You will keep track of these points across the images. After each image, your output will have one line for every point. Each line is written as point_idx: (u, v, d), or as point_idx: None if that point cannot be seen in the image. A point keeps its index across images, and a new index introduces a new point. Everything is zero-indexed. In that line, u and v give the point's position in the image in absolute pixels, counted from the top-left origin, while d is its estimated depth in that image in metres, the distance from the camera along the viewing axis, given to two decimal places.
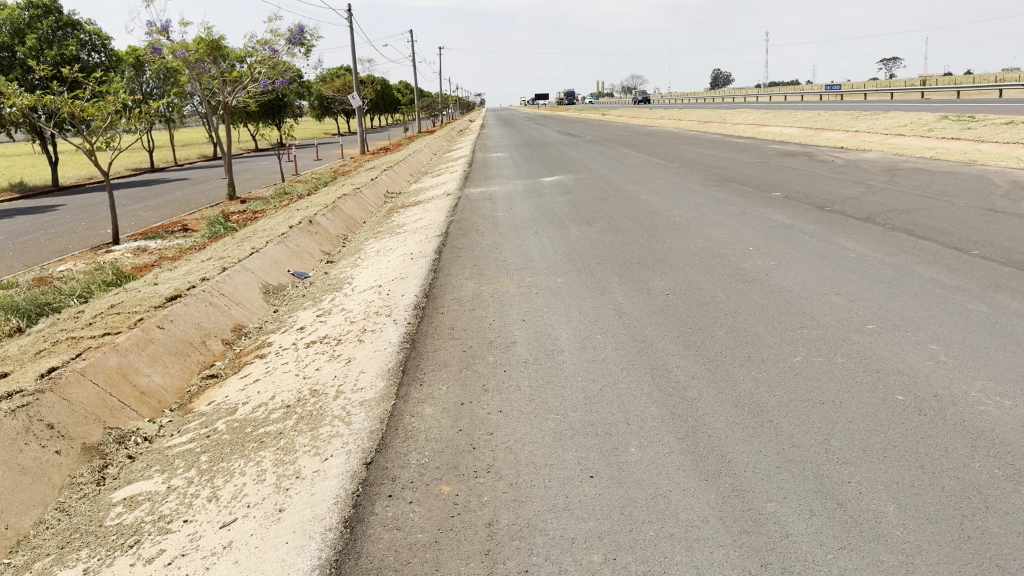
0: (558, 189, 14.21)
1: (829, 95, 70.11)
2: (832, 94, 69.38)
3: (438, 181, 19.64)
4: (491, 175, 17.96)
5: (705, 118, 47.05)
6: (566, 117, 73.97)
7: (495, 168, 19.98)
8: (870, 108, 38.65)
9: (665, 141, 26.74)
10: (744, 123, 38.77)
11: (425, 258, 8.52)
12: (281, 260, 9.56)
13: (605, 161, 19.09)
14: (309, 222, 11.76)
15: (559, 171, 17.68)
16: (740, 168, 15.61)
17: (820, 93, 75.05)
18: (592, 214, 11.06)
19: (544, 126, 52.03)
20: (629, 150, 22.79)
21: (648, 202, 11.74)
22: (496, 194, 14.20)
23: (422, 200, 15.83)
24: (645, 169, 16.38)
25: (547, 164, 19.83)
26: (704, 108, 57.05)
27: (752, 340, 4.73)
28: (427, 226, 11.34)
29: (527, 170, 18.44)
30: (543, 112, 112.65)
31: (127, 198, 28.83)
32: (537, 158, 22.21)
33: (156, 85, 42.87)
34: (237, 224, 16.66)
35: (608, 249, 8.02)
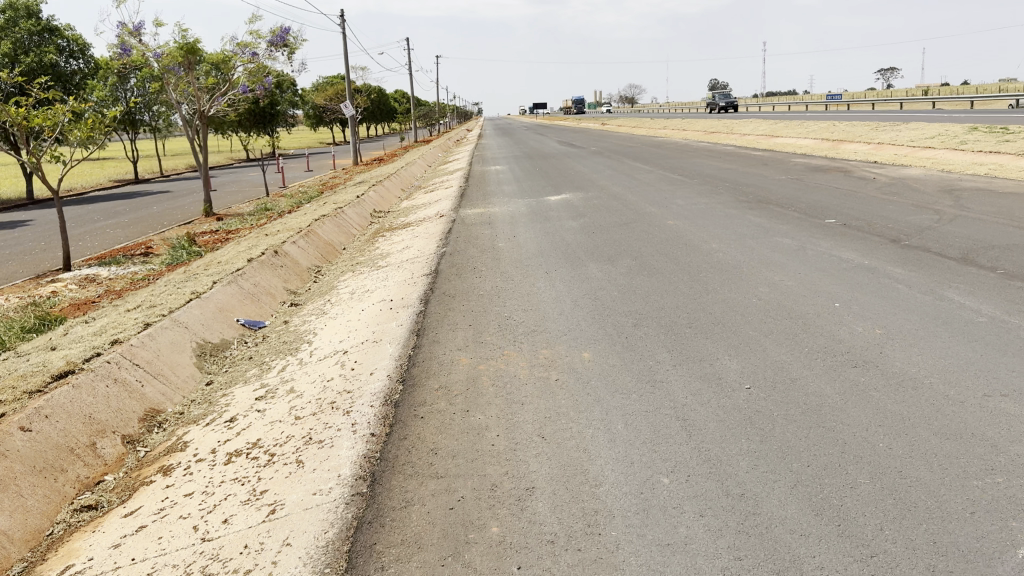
0: (568, 210, 12.41)
1: (835, 105, 68.53)
2: (838, 104, 67.60)
3: (433, 198, 17.80)
4: (489, 193, 16.14)
5: (712, 128, 45.21)
6: (565, 127, 72.33)
7: (495, 183, 18.16)
8: (886, 118, 36.94)
9: (677, 153, 24.98)
10: (755, 134, 36.90)
11: (406, 310, 6.65)
12: (230, 307, 7.70)
13: (615, 177, 17.29)
14: (274, 253, 9.88)
15: (566, 187, 15.90)
16: (772, 187, 13.81)
17: (824, 103, 73.58)
18: (610, 240, 9.27)
19: (544, 136, 50.20)
20: (640, 163, 20.98)
21: (677, 229, 9.91)
22: (497, 216, 12.39)
23: (412, 222, 13.97)
24: (664, 187, 14.59)
25: (551, 179, 18.04)
26: (709, 117, 55.22)
27: (927, 515, 2.87)
28: (413, 258, 9.47)
29: (530, 187, 16.63)
30: (541, 121, 110.64)
31: (99, 212, 26.88)
32: (540, 172, 20.40)
33: (140, 93, 40.83)
34: (203, 248, 14.75)
35: (645, 299, 6.21)
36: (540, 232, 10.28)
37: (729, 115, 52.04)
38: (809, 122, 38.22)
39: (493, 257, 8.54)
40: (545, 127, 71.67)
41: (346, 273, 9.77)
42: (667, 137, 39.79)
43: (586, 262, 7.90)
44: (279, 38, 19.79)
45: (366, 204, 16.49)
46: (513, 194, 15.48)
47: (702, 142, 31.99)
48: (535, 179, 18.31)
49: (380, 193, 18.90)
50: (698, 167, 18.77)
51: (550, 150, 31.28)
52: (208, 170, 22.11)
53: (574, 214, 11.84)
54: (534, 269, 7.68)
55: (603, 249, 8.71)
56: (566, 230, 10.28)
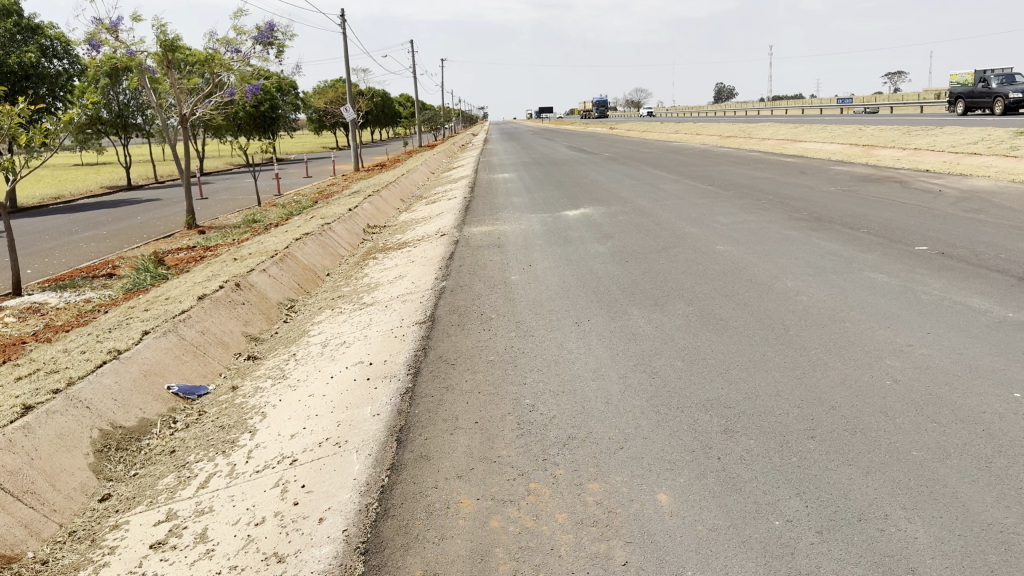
0: (591, 228, 10.58)
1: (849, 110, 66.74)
2: (854, 107, 65.78)
3: (434, 211, 15.94)
4: (496, 205, 14.32)
5: (729, 132, 43.31)
6: (573, 131, 70.59)
7: (504, 194, 16.33)
8: (914, 122, 35.13)
9: (700, 159, 23.14)
10: (776, 139, 35.04)
11: (388, 385, 4.81)
12: (160, 370, 5.86)
13: (638, 188, 15.46)
14: (235, 286, 8.06)
15: (583, 199, 14.09)
16: (826, 201, 11.94)
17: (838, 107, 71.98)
18: (652, 271, 7.42)
19: (553, 141, 48.37)
20: (662, 171, 19.12)
21: (729, 255, 8.08)
22: (508, 235, 10.55)
23: (409, 241, 12.10)
24: (698, 201, 12.73)
25: (566, 189, 16.20)
26: (724, 121, 53.30)
27: None
28: (405, 294, 7.62)
29: (542, 199, 14.81)
30: (549, 125, 108.81)
31: (79, 223, 25.17)
32: (553, 180, 18.56)
33: (131, 97, 39.14)
34: (172, 269, 12.96)
35: (726, 377, 4.35)
36: (560, 258, 8.46)
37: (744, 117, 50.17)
38: (834, 126, 36.25)
39: (506, 296, 6.72)
40: (553, 132, 69.92)
41: (323, 313, 7.92)
42: (682, 142, 37.88)
43: (627, 306, 6.07)
44: (266, 34, 18.04)
45: (359, 218, 14.66)
46: (524, 207, 13.64)
47: (723, 147, 30.07)
48: (547, 189, 16.48)
49: (376, 203, 17.08)
50: (729, 175, 16.95)
51: (560, 156, 29.39)
52: (190, 179, 20.35)
53: (598, 233, 9.99)
54: (560, 317, 5.84)
55: (647, 283, 6.88)
56: (594, 256, 8.44)
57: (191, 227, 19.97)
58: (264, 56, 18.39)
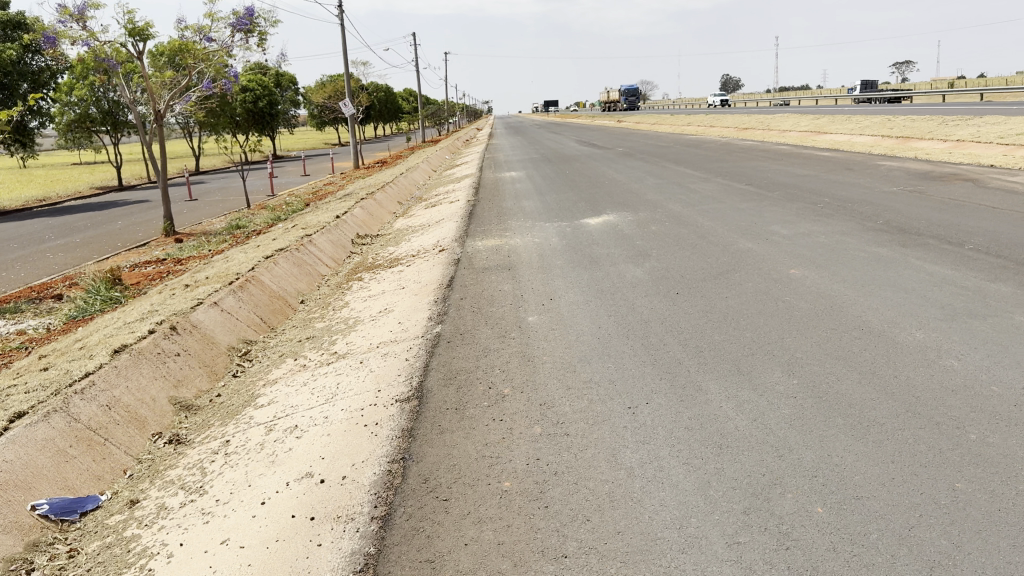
0: (621, 241, 8.74)
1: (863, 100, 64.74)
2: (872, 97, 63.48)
3: (434, 217, 14.06)
4: (505, 211, 12.47)
5: (747, 125, 41.23)
6: (582, 124, 68.63)
7: (512, 197, 14.49)
8: (945, 112, 33.14)
9: (725, 154, 21.26)
10: (799, 131, 33.09)
11: (340, 539, 2.96)
12: (24, 479, 4.05)
13: (665, 189, 13.60)
14: (170, 331, 6.23)
15: (603, 204, 12.23)
16: (896, 206, 10.06)
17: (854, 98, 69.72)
18: (715, 310, 5.59)
19: (561, 135, 46.36)
20: (688, 168, 17.22)
21: (809, 282, 6.25)
22: (521, 251, 8.72)
23: (402, 256, 10.22)
24: (741, 205, 10.87)
25: (583, 191, 14.35)
26: (739, 113, 51.12)
27: None
28: (389, 341, 5.76)
29: (556, 203, 12.96)
30: (555, 119, 106.63)
31: (55, 228, 23.43)
32: (566, 180, 16.71)
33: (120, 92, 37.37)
34: (129, 291, 11.16)
35: (913, 555, 2.53)
36: (589, 286, 6.64)
37: (761, 108, 48.01)
38: (861, 117, 34.14)
39: (522, 353, 4.89)
40: (560, 126, 68.09)
41: (282, 366, 6.07)
42: (698, 136, 35.82)
43: (697, 374, 4.24)
44: (243, 21, 16.24)
45: (348, 227, 12.80)
46: (537, 213, 11.81)
47: (746, 140, 28.06)
48: (561, 191, 14.63)
49: (369, 208, 15.19)
50: (766, 173, 15.09)
51: (571, 151, 27.49)
52: (167, 181, 18.54)
53: (630, 250, 8.15)
54: (604, 395, 4.02)
55: (715, 332, 5.04)
56: (630, 284, 6.61)
57: (169, 234, 18.19)
58: (243, 45, 16.58)
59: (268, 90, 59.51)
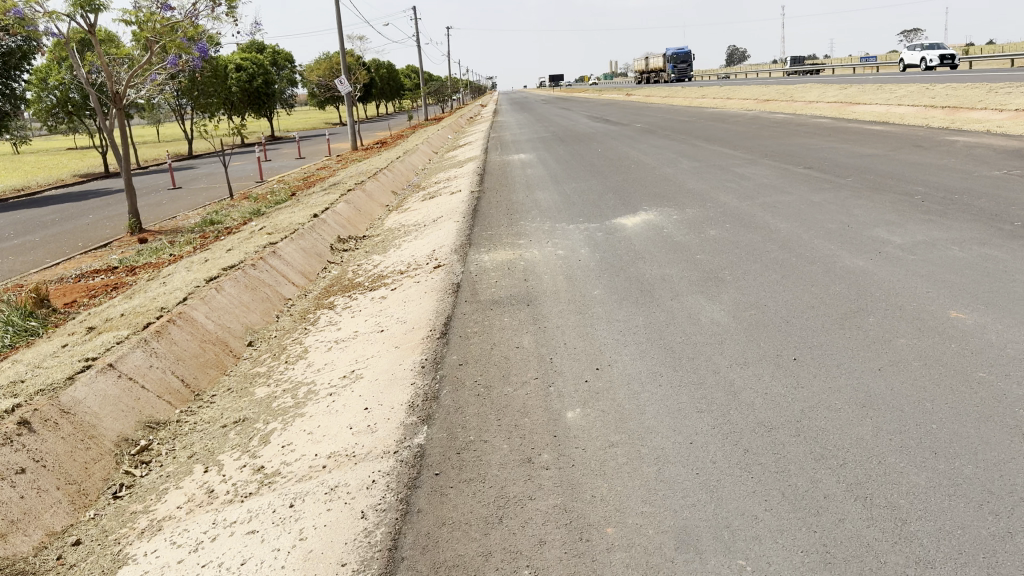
0: (674, 254, 6.58)
1: (884, 68, 61.91)
2: (894, 64, 60.61)
3: (431, 212, 11.83)
4: (515, 207, 10.25)
5: (769, 96, 38.58)
6: (591, 98, 66.07)
7: (523, 187, 12.27)
8: (987, 78, 30.64)
9: (760, 129, 18.97)
10: (829, 102, 30.69)
11: None
12: None
13: (706, 174, 11.38)
14: (19, 430, 4.09)
15: (636, 196, 10.03)
16: (1020, 196, 7.83)
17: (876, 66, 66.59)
18: (872, 398, 3.44)
19: (569, 110, 43.77)
20: (724, 147, 14.92)
21: (993, 336, 4.06)
22: (541, 268, 6.55)
23: (385, 272, 8.04)
24: (816, 197, 8.63)
25: (607, 178, 12.14)
26: (756, 84, 48.65)
27: None
28: (341, 452, 3.59)
29: (578, 195, 10.76)
30: (561, 94, 103.30)
31: (21, 223, 21.43)
32: (584, 164, 14.48)
33: None
34: (54, 315, 9.07)
35: None
36: (648, 336, 4.49)
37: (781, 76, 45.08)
38: (897, 85, 31.47)
39: (564, 504, 2.77)
40: (568, 101, 65.59)
41: (183, 487, 3.95)
42: (721, 109, 33.33)
43: None
44: None
45: (327, 228, 10.60)
46: (556, 210, 9.61)
47: (776, 112, 25.55)
48: (581, 179, 12.41)
49: (355, 200, 12.97)
50: (822, 151, 12.87)
51: (584, 129, 25.11)
52: (130, 174, 16.35)
53: (691, 269, 5.99)
54: None
55: (903, 462, 2.89)
56: (710, 333, 4.46)
57: (134, 234, 16.06)
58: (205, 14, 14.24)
59: (263, 68, 57.23)
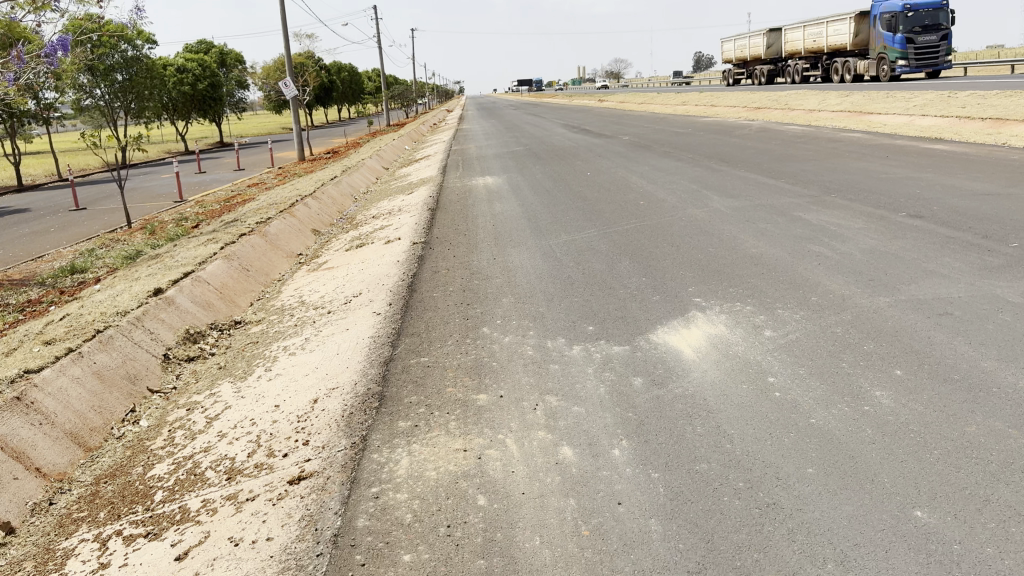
0: (854, 496, 2.73)
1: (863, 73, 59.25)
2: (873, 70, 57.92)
3: (348, 279, 7.75)
4: (477, 285, 6.29)
5: (761, 104, 35.07)
6: (561, 104, 62.60)
7: (487, 238, 8.32)
8: (1005, 85, 27.57)
9: (781, 146, 15.39)
10: (833, 111, 27.37)
11: None
12: None
13: (766, 224, 7.56)
14: None
15: (672, 269, 6.14)
16: None
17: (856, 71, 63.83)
18: None
19: (539, 118, 39.86)
20: (758, 175, 11.12)
21: None
22: (530, 538, 2.64)
23: (209, 459, 4.01)
24: (1002, 291, 4.87)
25: (614, 226, 8.26)
26: (739, 90, 45.55)
27: None
28: None
29: (577, 261, 6.81)
30: (530, 100, 98.92)
31: None
32: (573, 197, 10.58)
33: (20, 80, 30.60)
34: None
35: None
36: None
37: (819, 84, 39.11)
38: (910, 93, 28.08)
39: None
40: (538, 106, 62.11)
41: None
42: (711, 118, 29.86)
43: None
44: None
45: (169, 319, 6.54)
46: (546, 298, 5.67)
47: (783, 123, 22.01)
48: (570, 225, 8.52)
49: (242, 252, 8.91)
50: (903, 185, 9.21)
51: (561, 142, 21.27)
52: None
53: None
54: None
55: None
56: None
57: None
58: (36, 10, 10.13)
59: (209, 70, 52.87)
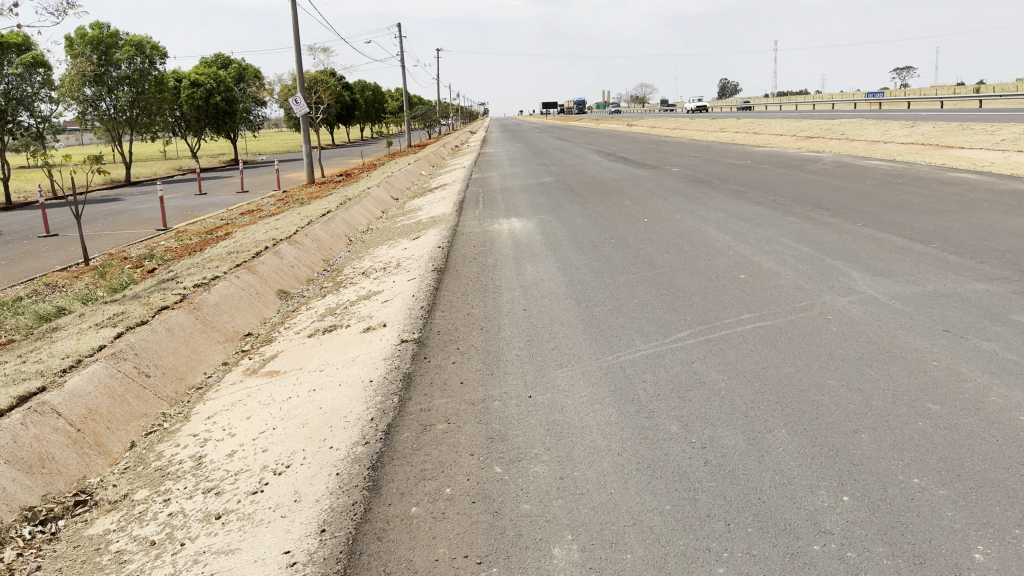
0: None
1: (898, 104, 56.32)
2: (903, 103, 54.87)
3: (284, 414, 4.67)
4: (503, 477, 3.24)
5: (813, 133, 32.12)
6: (587, 129, 59.89)
7: (518, 338, 5.29)
8: None
9: (882, 188, 12.36)
10: (904, 142, 24.23)
11: None
12: None
13: (989, 343, 4.55)
14: None
15: (894, 472, 3.10)
16: None
17: (888, 99, 61.08)
18: None
19: (567, 143, 37.05)
20: (890, 236, 8.13)
21: None
22: None
23: None
24: None
25: (721, 325, 5.23)
26: (781, 118, 42.62)
27: None
28: None
29: (686, 416, 3.77)
30: (554, 122, 96.58)
31: None
32: (637, 261, 7.57)
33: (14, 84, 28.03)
34: None
35: None
36: None
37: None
38: (990, 124, 24.90)
39: None
40: (564, 131, 59.46)
41: None
42: (762, 147, 26.87)
43: None
44: None
45: None
46: (657, 550, 2.64)
47: (858, 156, 18.95)
48: (650, 320, 5.49)
49: (143, 345, 5.91)
50: None
51: (599, 173, 18.31)
52: None
53: None
54: None
55: None
56: None
57: None
58: None
59: (225, 84, 50.72)
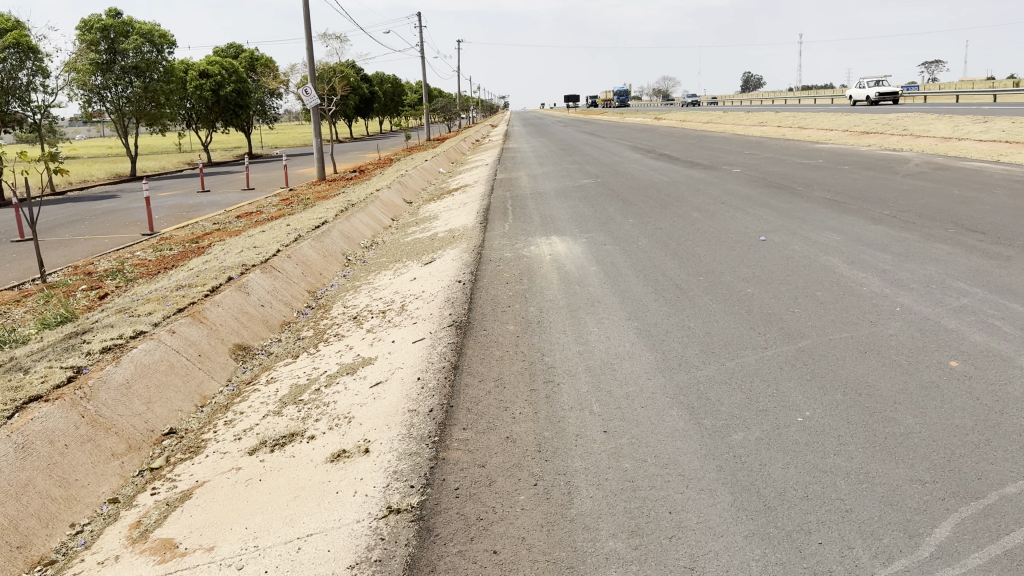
0: None
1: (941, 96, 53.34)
2: (948, 96, 51.60)
3: None
4: None
5: (868, 128, 29.31)
6: (613, 122, 57.34)
7: (612, 525, 2.76)
8: None
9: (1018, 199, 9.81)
10: (981, 138, 21.56)
11: None
12: None
13: None
14: None
15: None
16: None
17: (932, 92, 57.86)
18: None
19: (596, 138, 34.62)
20: None
21: None
22: None
23: None
24: None
25: (1007, 508, 2.71)
26: (824, 111, 39.87)
27: None
28: None
29: None
30: (575, 115, 93.96)
31: None
32: (761, 324, 5.02)
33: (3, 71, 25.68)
34: None
35: None
36: None
37: None
38: None
39: None
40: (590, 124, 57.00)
41: None
42: (818, 142, 24.29)
43: None
44: None
45: None
46: None
47: (946, 156, 16.33)
48: (855, 486, 2.95)
49: None
50: None
51: (645, 174, 15.83)
52: None
53: None
54: None
55: None
56: None
57: None
58: None
59: (236, 74, 48.50)
